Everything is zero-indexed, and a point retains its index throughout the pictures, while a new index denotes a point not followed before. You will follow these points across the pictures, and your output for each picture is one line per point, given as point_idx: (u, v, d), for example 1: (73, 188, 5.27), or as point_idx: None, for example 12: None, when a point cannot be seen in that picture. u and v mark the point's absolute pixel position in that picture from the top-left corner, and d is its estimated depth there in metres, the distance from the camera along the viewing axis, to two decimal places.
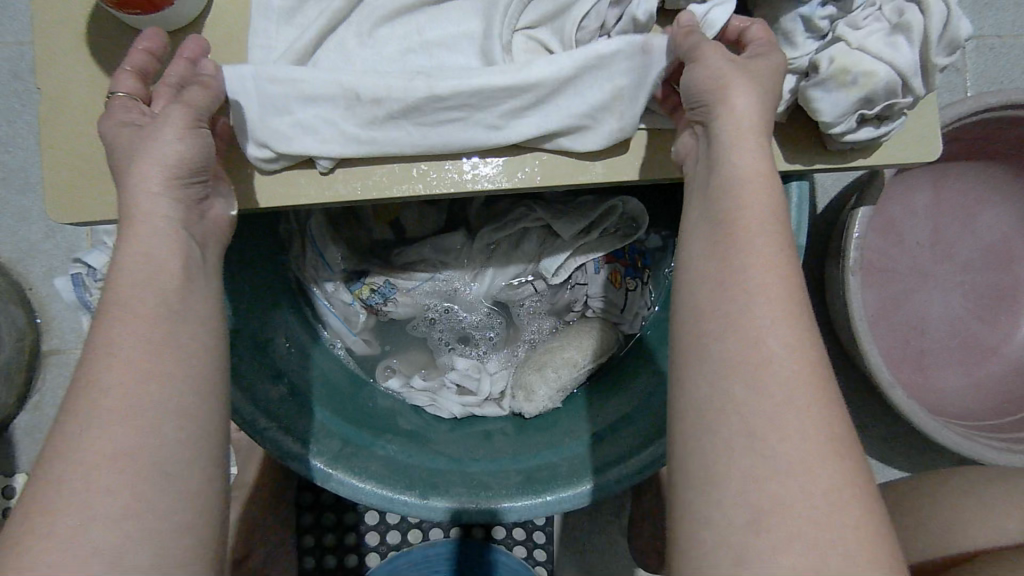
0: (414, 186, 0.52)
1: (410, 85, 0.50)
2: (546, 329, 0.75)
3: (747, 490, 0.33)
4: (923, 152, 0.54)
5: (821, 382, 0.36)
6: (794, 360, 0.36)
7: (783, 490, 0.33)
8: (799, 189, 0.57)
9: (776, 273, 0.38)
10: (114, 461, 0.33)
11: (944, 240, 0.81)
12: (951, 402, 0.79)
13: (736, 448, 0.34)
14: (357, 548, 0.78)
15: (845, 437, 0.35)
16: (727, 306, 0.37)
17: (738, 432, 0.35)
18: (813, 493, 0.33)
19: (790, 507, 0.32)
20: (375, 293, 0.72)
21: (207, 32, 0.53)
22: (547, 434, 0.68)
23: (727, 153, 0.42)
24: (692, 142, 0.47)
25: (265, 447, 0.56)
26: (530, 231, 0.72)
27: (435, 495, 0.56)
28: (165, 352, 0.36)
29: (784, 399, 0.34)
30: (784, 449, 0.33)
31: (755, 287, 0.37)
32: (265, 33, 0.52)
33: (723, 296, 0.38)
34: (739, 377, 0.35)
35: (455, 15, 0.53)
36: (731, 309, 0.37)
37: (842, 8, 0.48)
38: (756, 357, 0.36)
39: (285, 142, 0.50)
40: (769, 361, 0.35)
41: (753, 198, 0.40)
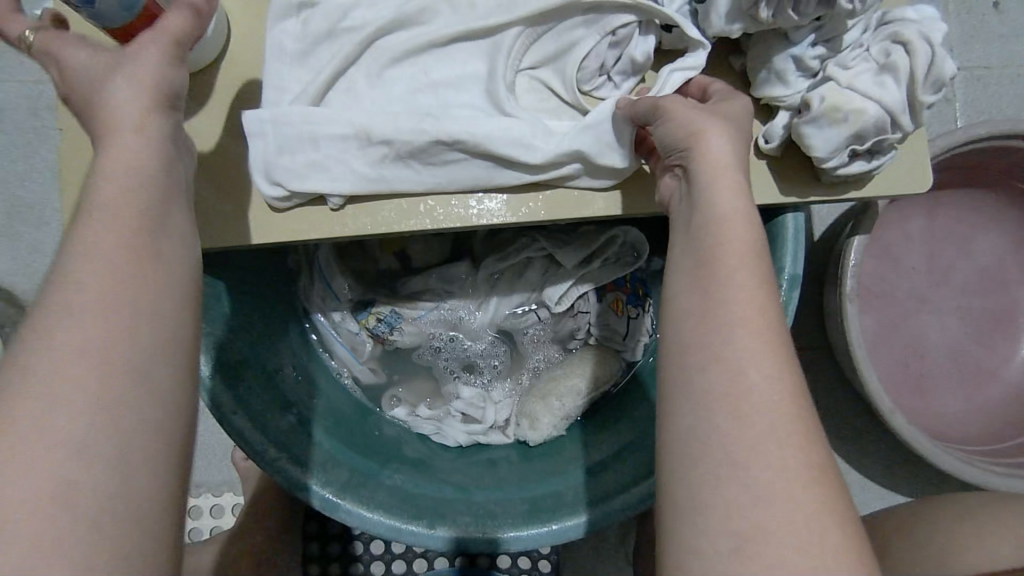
0: (422, 222, 0.54)
1: (419, 126, 0.52)
2: (550, 357, 0.76)
3: (737, 521, 0.35)
4: (914, 184, 0.55)
5: (807, 415, 0.37)
6: (783, 395, 0.37)
7: (772, 521, 0.34)
8: (795, 221, 0.59)
9: (765, 309, 0.39)
10: (89, 478, 0.31)
11: (940, 266, 0.83)
12: (952, 426, 0.80)
13: (729, 480, 0.36)
14: None
15: (832, 468, 0.36)
16: (722, 339, 0.39)
17: (730, 464, 0.36)
18: (800, 524, 0.34)
19: (777, 537, 0.34)
20: (382, 322, 0.73)
21: (223, 74, 0.55)
22: (550, 462, 0.68)
23: (718, 191, 0.44)
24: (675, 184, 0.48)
25: (275, 477, 0.57)
26: (532, 261, 0.73)
27: (442, 524, 0.57)
28: (166, 355, 0.34)
29: (774, 433, 0.36)
30: (772, 480, 0.35)
31: (744, 320, 0.39)
32: (279, 75, 0.54)
33: (719, 329, 0.39)
34: (733, 410, 0.37)
35: (461, 56, 0.56)
36: (726, 342, 0.38)
37: (831, 48, 0.51)
38: (749, 387, 0.37)
39: (297, 179, 0.52)
40: (760, 395, 0.37)
41: (745, 234, 0.42)
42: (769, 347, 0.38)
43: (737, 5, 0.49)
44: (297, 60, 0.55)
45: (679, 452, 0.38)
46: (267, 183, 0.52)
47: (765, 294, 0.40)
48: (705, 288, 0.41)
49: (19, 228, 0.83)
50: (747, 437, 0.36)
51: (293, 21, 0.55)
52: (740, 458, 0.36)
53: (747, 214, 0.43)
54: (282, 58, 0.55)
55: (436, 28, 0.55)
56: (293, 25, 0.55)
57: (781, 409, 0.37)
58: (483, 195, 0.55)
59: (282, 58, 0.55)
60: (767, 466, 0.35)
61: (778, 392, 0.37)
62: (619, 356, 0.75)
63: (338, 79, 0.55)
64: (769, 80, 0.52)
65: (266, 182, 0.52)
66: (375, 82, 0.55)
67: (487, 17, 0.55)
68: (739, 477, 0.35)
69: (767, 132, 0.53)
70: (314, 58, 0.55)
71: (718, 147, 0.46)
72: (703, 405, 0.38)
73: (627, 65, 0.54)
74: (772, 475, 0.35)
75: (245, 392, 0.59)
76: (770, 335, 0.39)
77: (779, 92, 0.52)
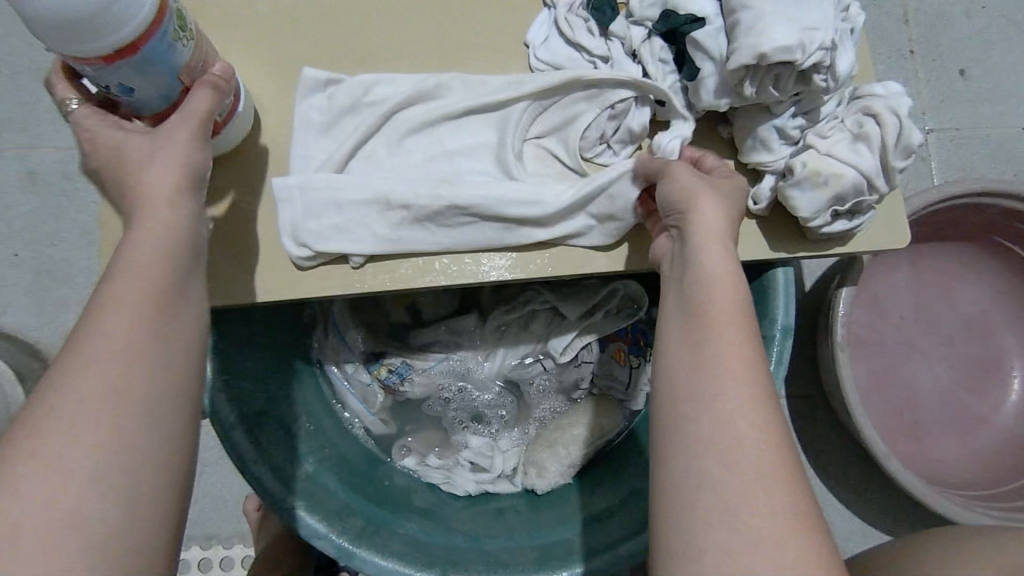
0: (436, 278, 0.58)
1: (436, 192, 0.56)
2: (555, 407, 0.78)
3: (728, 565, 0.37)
4: (893, 240, 0.60)
5: (792, 464, 0.40)
6: (770, 445, 0.40)
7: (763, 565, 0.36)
8: (785, 275, 0.63)
9: (751, 362, 0.43)
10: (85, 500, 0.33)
11: (926, 315, 0.86)
12: (948, 472, 0.82)
13: (718, 524, 0.38)
14: None
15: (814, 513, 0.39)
16: (711, 393, 0.42)
17: (718, 509, 0.38)
18: (786, 568, 0.36)
19: None
20: (392, 373, 0.76)
21: (253, 143, 0.60)
22: (557, 510, 0.70)
23: (702, 255, 0.48)
24: (669, 243, 0.53)
25: (293, 527, 0.58)
26: (537, 313, 0.77)
27: (455, 572, 0.58)
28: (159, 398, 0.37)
29: (761, 481, 0.39)
30: (762, 525, 0.37)
31: (738, 369, 0.42)
32: (306, 145, 0.59)
33: (709, 384, 0.42)
34: (723, 459, 0.40)
35: (473, 127, 0.61)
36: (715, 395, 0.42)
37: (810, 119, 0.56)
38: (745, 432, 0.40)
39: (321, 241, 0.56)
40: (747, 446, 0.40)
41: (730, 294, 0.46)
42: (761, 394, 0.42)
43: (723, 83, 0.54)
44: (323, 132, 0.60)
45: (682, 493, 0.40)
46: (294, 244, 0.56)
47: (754, 347, 0.44)
48: (702, 338, 0.44)
49: (46, 285, 0.87)
50: (744, 479, 0.39)
51: (319, 96, 0.60)
52: (739, 498, 0.38)
53: (737, 272, 0.47)
54: (309, 130, 0.60)
55: (451, 102, 0.60)
56: (319, 100, 0.60)
57: (773, 452, 0.40)
58: (493, 254, 0.59)
59: (308, 130, 0.60)
60: (763, 506, 0.38)
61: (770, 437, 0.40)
62: (622, 406, 0.78)
63: (360, 149, 0.60)
64: (755, 147, 0.57)
65: (293, 244, 0.56)
66: (395, 150, 0.60)
67: (497, 92, 0.60)
68: (739, 516, 0.38)
69: (756, 194, 0.58)
70: (339, 129, 0.60)
71: (712, 209, 0.50)
72: (702, 448, 0.40)
73: (626, 135, 0.59)
74: (768, 514, 0.38)
75: (263, 441, 0.61)
76: (758, 386, 0.42)
77: (765, 158, 0.57)
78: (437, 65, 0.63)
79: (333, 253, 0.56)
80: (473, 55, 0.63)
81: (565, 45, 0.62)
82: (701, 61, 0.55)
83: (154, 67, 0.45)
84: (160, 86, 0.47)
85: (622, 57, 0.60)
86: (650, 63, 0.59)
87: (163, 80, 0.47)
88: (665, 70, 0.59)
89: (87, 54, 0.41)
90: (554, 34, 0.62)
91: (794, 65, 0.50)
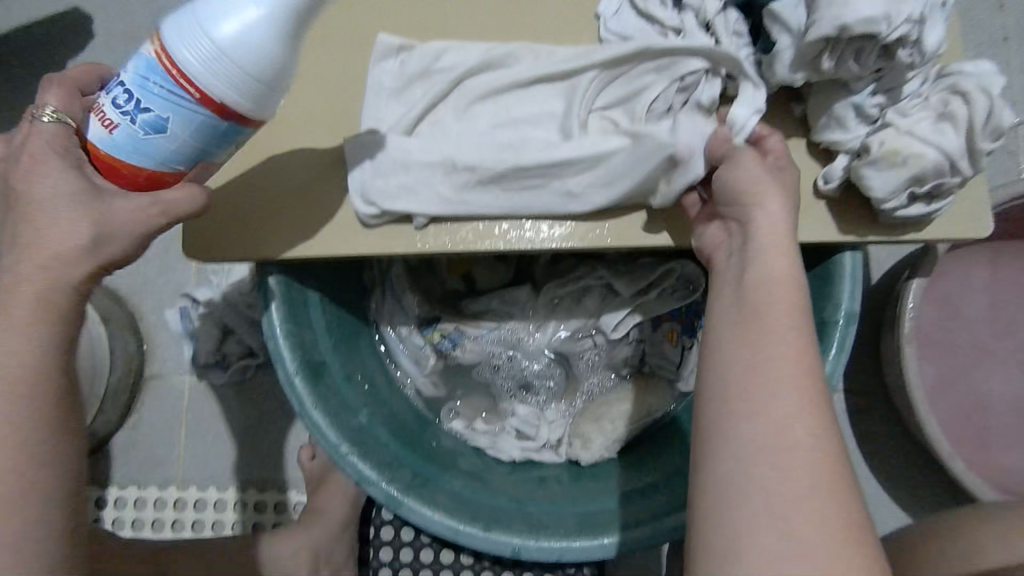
0: (496, 243, 0.59)
1: (500, 158, 0.57)
2: (603, 382, 0.79)
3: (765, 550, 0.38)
4: (974, 229, 0.57)
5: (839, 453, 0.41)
6: (815, 435, 0.40)
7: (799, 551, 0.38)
8: (853, 259, 0.61)
9: (803, 351, 0.43)
10: None
11: (1004, 317, 0.82)
12: (1017, 482, 0.77)
13: (759, 509, 0.39)
14: None
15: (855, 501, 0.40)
16: (762, 382, 0.42)
17: (761, 492, 0.39)
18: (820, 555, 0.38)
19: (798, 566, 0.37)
20: (445, 339, 0.79)
21: (327, 103, 0.62)
22: (600, 481, 0.70)
23: (761, 242, 0.48)
24: (722, 233, 0.51)
25: (347, 473, 0.61)
26: (591, 288, 0.77)
27: (498, 529, 0.60)
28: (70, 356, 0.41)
29: (805, 470, 0.39)
30: (803, 511, 0.38)
31: (786, 349, 0.43)
32: (378, 107, 0.61)
33: (760, 373, 0.42)
34: (767, 448, 0.40)
35: (538, 96, 0.61)
36: (766, 385, 0.42)
37: (891, 97, 0.53)
38: (790, 410, 0.41)
39: (387, 199, 0.58)
40: (793, 436, 0.40)
41: (786, 285, 0.46)
42: (807, 373, 0.42)
43: (800, 56, 0.52)
44: (393, 96, 0.61)
45: (727, 466, 0.41)
46: (363, 202, 0.58)
47: (806, 338, 0.44)
48: (751, 315, 0.45)
49: None
50: (788, 455, 0.40)
51: (393, 62, 0.62)
52: (780, 473, 0.39)
53: (790, 251, 0.47)
54: (380, 93, 0.61)
55: (519, 71, 0.61)
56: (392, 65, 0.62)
57: (817, 429, 0.41)
58: (552, 222, 0.59)
59: (379, 93, 0.61)
60: (803, 482, 0.39)
61: (817, 418, 0.41)
62: (671, 387, 0.78)
63: (426, 114, 0.61)
64: (829, 125, 0.55)
65: (362, 202, 0.59)
66: (459, 116, 0.61)
67: (566, 62, 0.60)
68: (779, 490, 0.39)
69: (827, 173, 0.56)
70: (407, 94, 0.62)
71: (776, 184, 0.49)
72: (748, 422, 0.41)
73: (693, 108, 0.58)
74: (810, 488, 0.39)
75: (323, 391, 0.64)
76: (807, 377, 0.42)
77: (839, 136, 0.55)
78: (506, 34, 0.63)
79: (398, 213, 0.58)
80: (543, 25, 0.63)
81: (637, 17, 0.62)
82: (778, 34, 0.53)
83: (186, 131, 0.44)
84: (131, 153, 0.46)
85: (695, 29, 0.59)
86: (723, 35, 0.58)
87: (165, 154, 0.45)
88: (739, 44, 0.58)
89: (191, 76, 0.42)
90: (627, 7, 0.62)
91: (878, 39, 0.48)
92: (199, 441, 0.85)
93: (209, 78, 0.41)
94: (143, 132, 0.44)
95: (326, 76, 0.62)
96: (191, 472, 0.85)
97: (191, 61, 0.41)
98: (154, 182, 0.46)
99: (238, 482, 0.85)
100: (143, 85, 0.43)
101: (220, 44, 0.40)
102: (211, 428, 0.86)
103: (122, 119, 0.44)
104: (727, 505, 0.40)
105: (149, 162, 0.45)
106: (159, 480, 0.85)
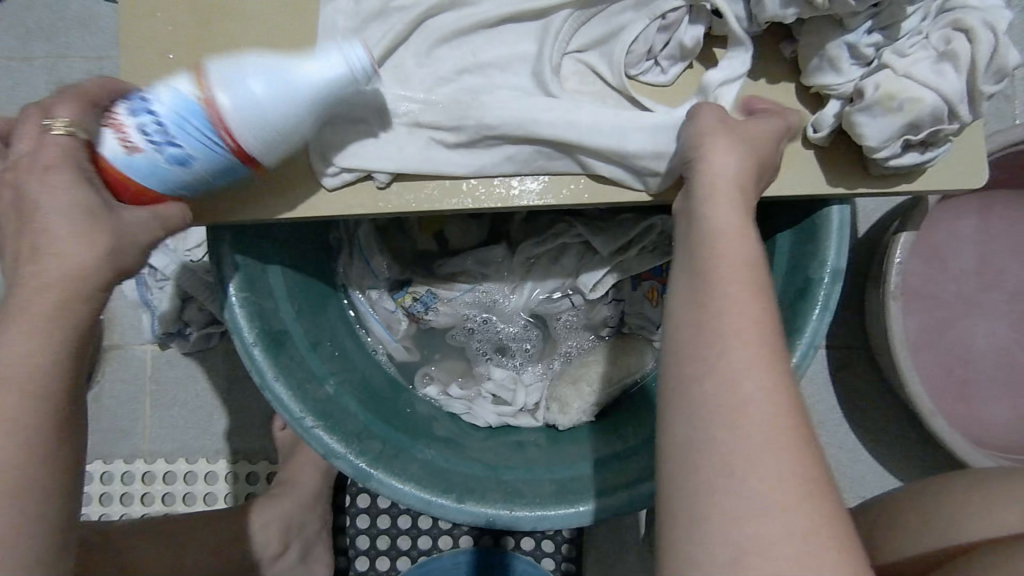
0: (463, 201, 0.55)
1: (464, 111, 0.53)
2: (582, 344, 0.77)
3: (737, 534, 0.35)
4: (968, 178, 0.54)
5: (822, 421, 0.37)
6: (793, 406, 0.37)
7: (775, 534, 0.34)
8: (840, 213, 0.58)
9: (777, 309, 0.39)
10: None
11: (990, 268, 0.80)
12: (995, 435, 0.77)
13: (729, 489, 0.35)
14: (389, 551, 0.78)
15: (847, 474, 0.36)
16: (731, 353, 0.38)
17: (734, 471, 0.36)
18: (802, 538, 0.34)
19: (776, 550, 0.34)
20: (417, 302, 0.75)
21: (275, 49, 0.56)
22: (578, 446, 0.68)
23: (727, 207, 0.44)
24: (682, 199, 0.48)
25: (312, 445, 0.58)
26: (568, 247, 0.73)
27: (472, 500, 0.58)
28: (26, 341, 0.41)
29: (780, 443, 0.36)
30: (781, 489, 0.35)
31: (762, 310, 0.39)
32: None
33: (731, 342, 0.39)
34: (740, 421, 0.37)
35: (510, 37, 0.56)
36: (734, 356, 0.38)
37: (889, 36, 0.49)
38: (759, 373, 0.38)
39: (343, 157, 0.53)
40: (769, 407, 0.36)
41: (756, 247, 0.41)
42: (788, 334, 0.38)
43: None
44: (349, 40, 0.56)
45: (695, 434, 0.37)
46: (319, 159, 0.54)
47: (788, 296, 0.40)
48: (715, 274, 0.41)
49: None
50: (768, 422, 0.36)
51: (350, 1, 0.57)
52: (750, 442, 0.36)
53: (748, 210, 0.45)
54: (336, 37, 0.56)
55: (487, 9, 0.55)
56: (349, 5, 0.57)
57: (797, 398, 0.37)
58: (523, 176, 0.55)
59: (333, 34, 0.56)
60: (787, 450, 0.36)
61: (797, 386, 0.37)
62: (652, 347, 0.75)
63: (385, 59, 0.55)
64: (821, 67, 0.51)
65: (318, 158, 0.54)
66: (422, 64, 0.55)
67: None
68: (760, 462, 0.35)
69: (817, 121, 0.52)
70: (367, 36, 0.56)
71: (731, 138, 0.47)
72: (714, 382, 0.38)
73: (675, 51, 0.54)
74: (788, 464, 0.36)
75: (285, 361, 0.60)
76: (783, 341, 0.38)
77: (830, 79, 0.51)
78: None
79: (356, 168, 0.53)
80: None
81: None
82: None
83: (216, 172, 0.47)
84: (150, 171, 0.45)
85: None
86: None
87: (186, 183, 0.47)
88: None
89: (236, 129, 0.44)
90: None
91: None
92: (164, 412, 0.82)
93: (248, 135, 0.45)
94: (164, 161, 0.45)
95: (272, 18, 0.57)
96: (159, 444, 0.81)
97: (234, 114, 0.44)
98: (150, 201, 0.47)
99: (207, 452, 0.81)
100: (179, 123, 0.44)
101: (264, 112, 0.44)
102: (177, 398, 0.82)
103: (146, 145, 0.45)
104: (695, 481, 0.36)
105: (161, 186, 0.46)
106: (125, 453, 0.81)
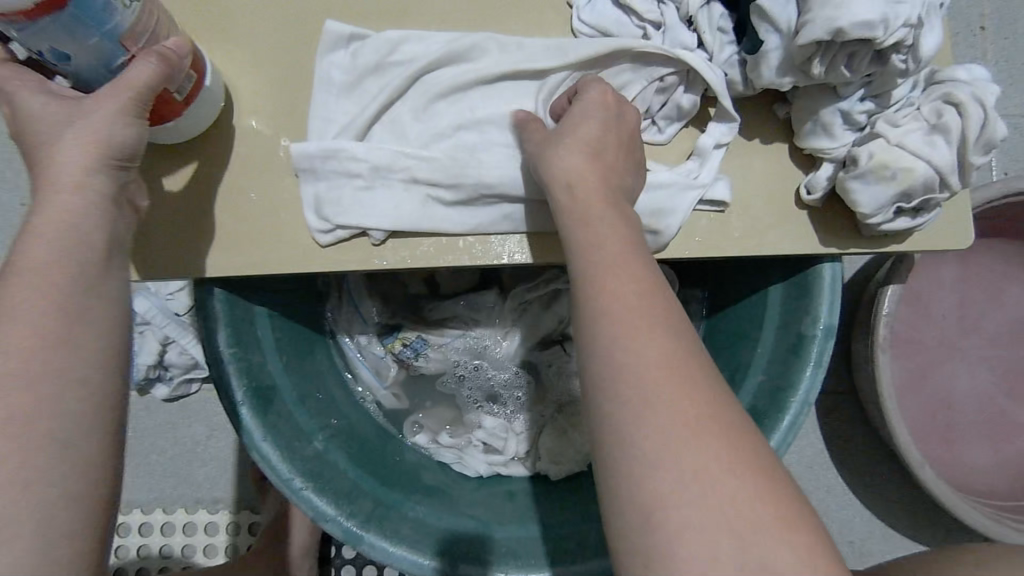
0: (459, 258, 0.54)
1: (462, 172, 0.52)
2: (572, 390, 0.74)
3: None
4: (957, 240, 0.55)
5: None
6: None
7: None
8: (832, 271, 0.59)
9: None
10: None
11: (970, 314, 0.82)
12: (977, 479, 0.78)
13: None
14: None
15: None
16: None
17: None
18: None
19: None
20: (407, 347, 0.74)
21: (271, 103, 0.55)
22: (572, 498, 0.67)
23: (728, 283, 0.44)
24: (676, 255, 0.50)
25: (301, 508, 0.57)
26: (560, 293, 0.74)
27: (465, 562, 0.57)
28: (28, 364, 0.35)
29: None
30: None
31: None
32: (326, 106, 0.55)
33: None
34: None
35: (507, 93, 0.56)
36: None
37: (880, 103, 0.50)
38: (714, 456, 0.33)
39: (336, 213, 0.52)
40: None
41: None
42: None
43: (788, 59, 0.48)
44: (347, 93, 0.55)
45: None
46: (315, 217, 0.53)
47: None
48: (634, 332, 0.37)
49: None
50: None
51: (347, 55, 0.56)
52: None
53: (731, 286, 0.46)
54: (330, 91, 0.55)
55: (484, 66, 0.55)
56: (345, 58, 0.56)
57: None
58: (520, 233, 0.54)
59: (332, 85, 0.55)
60: None
61: None
62: None
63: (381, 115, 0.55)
64: (815, 131, 0.52)
65: (314, 217, 0.53)
66: (419, 120, 0.55)
67: (537, 59, 0.55)
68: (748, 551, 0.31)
69: (811, 182, 0.53)
70: (363, 91, 0.55)
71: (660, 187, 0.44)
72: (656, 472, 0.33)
73: (673, 111, 0.54)
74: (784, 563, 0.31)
75: (271, 419, 0.58)
76: None
77: (824, 144, 0.51)
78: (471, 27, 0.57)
79: (350, 225, 0.53)
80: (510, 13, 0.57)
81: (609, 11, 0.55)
82: (764, 32, 0.48)
83: (87, 32, 0.41)
84: (99, 55, 0.43)
85: (677, 23, 0.53)
86: (707, 32, 0.53)
87: (100, 49, 0.43)
88: (722, 41, 0.53)
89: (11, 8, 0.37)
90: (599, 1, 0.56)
91: (873, 44, 0.44)
92: (142, 460, 0.79)
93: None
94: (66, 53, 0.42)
95: (266, 70, 0.56)
96: (136, 493, 0.78)
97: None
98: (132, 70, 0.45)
99: (186, 502, 0.79)
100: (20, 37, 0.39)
101: None
102: (155, 445, 0.79)
103: (53, 56, 0.42)
104: None
105: (112, 55, 0.43)
106: None
